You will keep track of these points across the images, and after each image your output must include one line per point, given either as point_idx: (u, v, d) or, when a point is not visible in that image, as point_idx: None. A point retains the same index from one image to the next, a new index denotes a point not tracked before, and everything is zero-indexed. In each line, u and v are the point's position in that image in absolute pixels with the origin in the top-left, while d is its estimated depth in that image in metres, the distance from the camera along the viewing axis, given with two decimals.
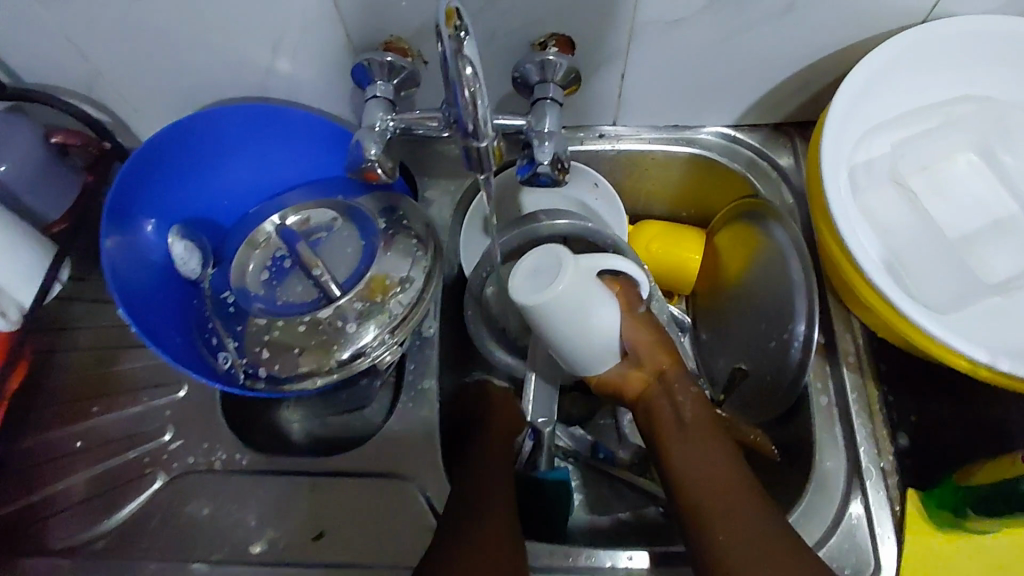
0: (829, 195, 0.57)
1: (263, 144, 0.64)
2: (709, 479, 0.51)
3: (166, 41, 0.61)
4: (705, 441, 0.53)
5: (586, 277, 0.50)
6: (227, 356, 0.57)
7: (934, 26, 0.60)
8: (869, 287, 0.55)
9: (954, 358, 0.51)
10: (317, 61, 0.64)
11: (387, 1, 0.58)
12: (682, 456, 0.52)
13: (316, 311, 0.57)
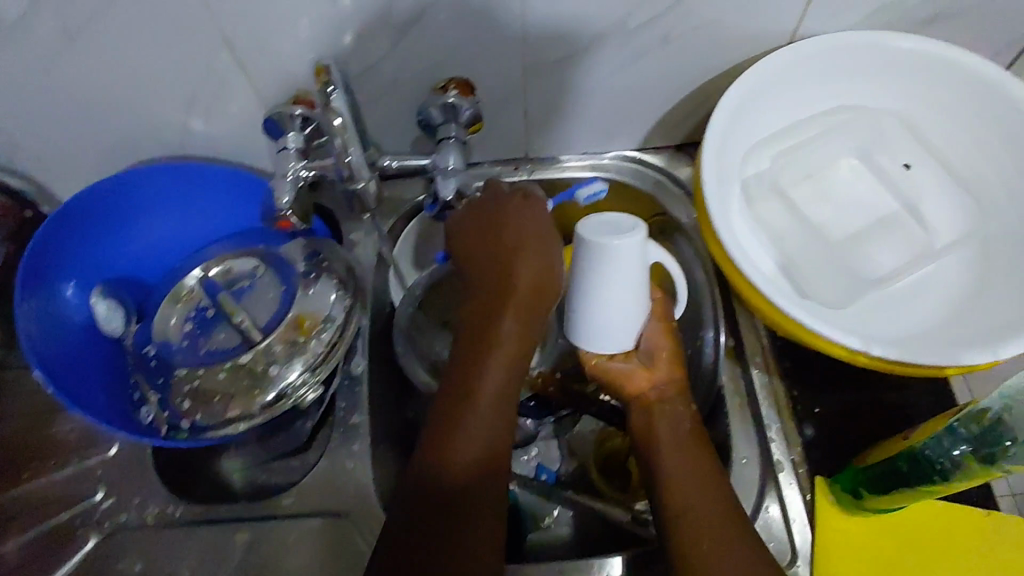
0: (712, 210, 0.60)
1: (180, 197, 0.66)
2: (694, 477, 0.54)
3: (80, 110, 0.64)
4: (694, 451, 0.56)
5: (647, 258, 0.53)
6: (150, 410, 0.58)
7: (799, 45, 0.64)
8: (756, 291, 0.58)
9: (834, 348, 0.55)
10: (230, 118, 0.67)
11: (288, 58, 0.61)
12: (677, 453, 0.56)
13: (237, 356, 0.59)
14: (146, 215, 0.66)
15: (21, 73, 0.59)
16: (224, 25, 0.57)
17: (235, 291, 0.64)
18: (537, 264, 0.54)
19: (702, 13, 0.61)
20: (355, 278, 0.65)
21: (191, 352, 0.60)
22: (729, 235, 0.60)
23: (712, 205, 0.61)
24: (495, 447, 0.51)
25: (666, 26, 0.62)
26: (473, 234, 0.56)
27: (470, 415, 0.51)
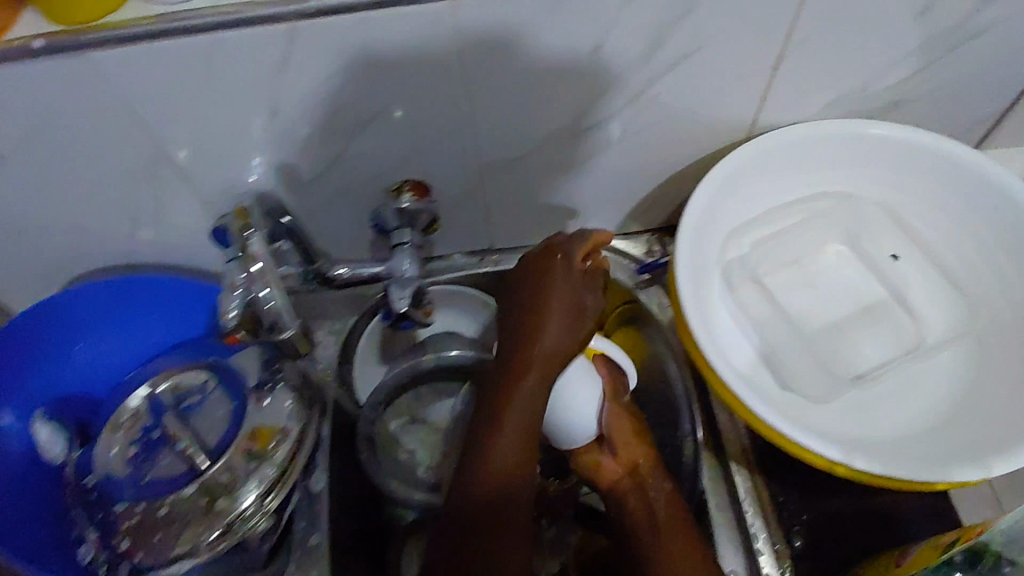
0: (683, 299, 0.57)
1: (129, 313, 0.64)
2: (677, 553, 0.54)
3: (19, 228, 0.62)
4: (677, 537, 0.55)
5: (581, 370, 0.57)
6: (88, 550, 0.54)
7: (775, 133, 0.62)
8: (732, 394, 0.53)
9: (812, 456, 0.51)
10: (180, 227, 0.65)
11: (235, 169, 0.60)
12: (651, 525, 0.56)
13: (181, 489, 0.55)
14: (88, 334, 0.64)
15: None
16: (165, 143, 0.56)
17: (182, 410, 0.61)
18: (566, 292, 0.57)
19: (656, 110, 0.60)
20: (303, 390, 0.61)
21: (130, 482, 0.56)
22: (702, 326, 0.55)
23: (682, 295, 0.57)
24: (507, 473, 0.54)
25: (622, 122, 0.60)
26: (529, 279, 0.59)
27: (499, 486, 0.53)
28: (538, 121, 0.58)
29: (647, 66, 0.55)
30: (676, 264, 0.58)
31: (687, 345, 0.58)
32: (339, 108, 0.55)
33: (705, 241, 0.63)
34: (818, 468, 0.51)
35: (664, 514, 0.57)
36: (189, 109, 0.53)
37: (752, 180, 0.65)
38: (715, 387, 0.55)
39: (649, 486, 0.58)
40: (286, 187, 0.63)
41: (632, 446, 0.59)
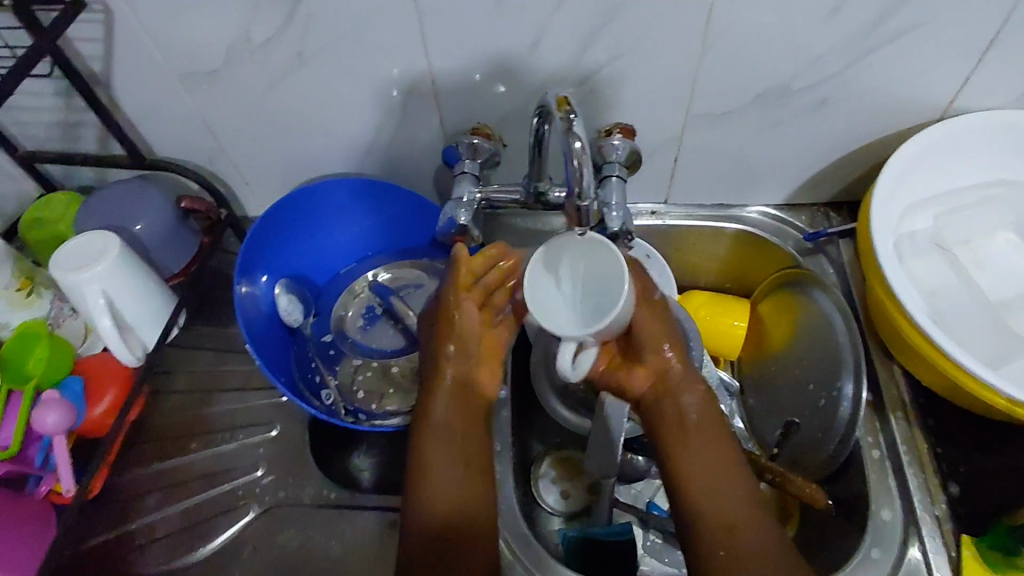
0: (879, 252, 0.63)
1: (362, 211, 0.72)
2: (722, 505, 0.55)
3: (285, 124, 0.73)
4: (710, 442, 0.58)
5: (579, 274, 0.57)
6: (330, 394, 0.65)
7: (966, 117, 0.67)
8: (923, 338, 0.60)
9: (997, 398, 0.57)
10: (409, 141, 0.75)
11: (478, 94, 0.69)
12: (713, 470, 0.57)
13: (406, 355, 0.67)
14: (324, 224, 0.72)
15: (252, 84, 0.68)
16: (433, 59, 0.65)
17: (405, 295, 0.70)
18: (650, 317, 0.60)
19: (865, 81, 0.66)
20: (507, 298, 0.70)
21: (365, 345, 0.68)
22: (898, 277, 0.62)
23: (880, 250, 0.63)
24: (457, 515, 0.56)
25: (827, 90, 0.67)
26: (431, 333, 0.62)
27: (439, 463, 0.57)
28: (751, 79, 0.66)
29: (866, 38, 0.62)
30: (873, 227, 0.64)
31: (877, 296, 0.64)
32: (587, 46, 0.63)
33: (891, 211, 0.69)
34: (998, 410, 0.57)
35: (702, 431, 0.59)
36: (469, 30, 0.62)
37: (937, 160, 0.70)
38: (905, 331, 0.62)
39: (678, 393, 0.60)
40: (513, 117, 0.71)
41: (667, 387, 0.60)
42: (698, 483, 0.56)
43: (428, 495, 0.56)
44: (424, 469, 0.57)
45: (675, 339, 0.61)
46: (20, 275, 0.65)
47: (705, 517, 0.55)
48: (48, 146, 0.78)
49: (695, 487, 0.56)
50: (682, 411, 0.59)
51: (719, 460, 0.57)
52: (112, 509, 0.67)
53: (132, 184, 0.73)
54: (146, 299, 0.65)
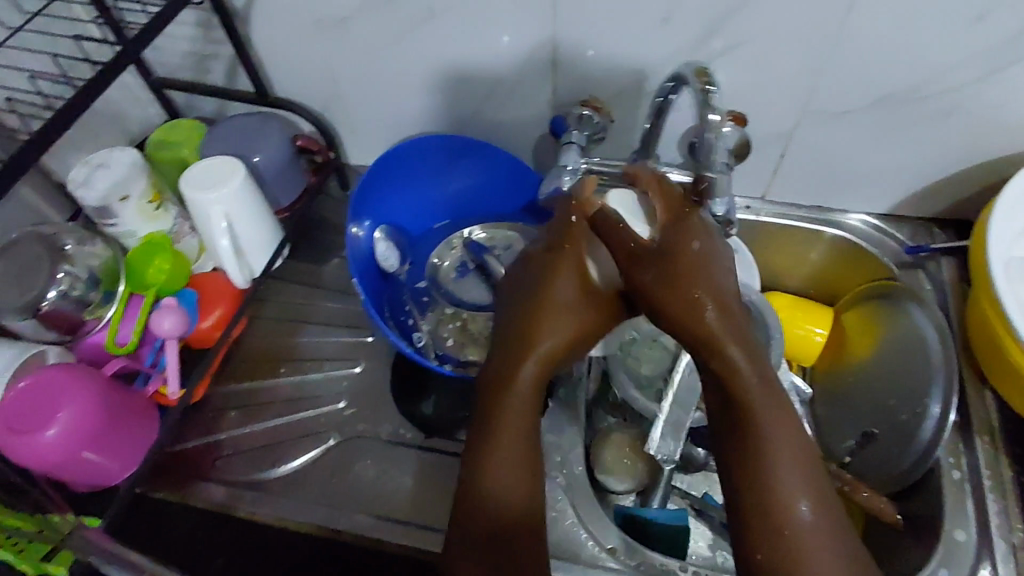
0: (995, 272, 0.61)
1: (464, 169, 0.74)
2: (761, 504, 0.47)
3: (403, 77, 0.75)
4: (756, 428, 0.49)
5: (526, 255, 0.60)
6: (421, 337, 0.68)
7: None
8: None
9: None
10: (518, 107, 0.76)
11: (596, 66, 0.70)
12: (767, 468, 0.48)
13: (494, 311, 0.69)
14: (427, 177, 0.74)
15: (380, 33, 0.71)
16: (559, 27, 0.66)
17: (498, 253, 0.72)
18: (711, 287, 0.51)
19: (1000, 94, 0.63)
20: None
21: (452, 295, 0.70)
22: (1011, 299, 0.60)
23: (996, 269, 0.62)
24: (508, 506, 0.51)
25: (958, 100, 0.65)
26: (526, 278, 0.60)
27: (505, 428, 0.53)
28: (880, 80, 0.64)
29: (1011, 50, 0.60)
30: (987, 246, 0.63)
31: (986, 317, 0.63)
32: (716, 29, 0.63)
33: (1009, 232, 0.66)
34: None
35: (771, 416, 0.49)
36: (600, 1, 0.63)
37: None
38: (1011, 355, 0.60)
39: (727, 361, 0.50)
40: (626, 94, 0.72)
41: (703, 332, 0.50)
42: (744, 484, 0.48)
43: (499, 476, 0.51)
44: (482, 463, 0.52)
45: (713, 288, 0.51)
46: (152, 189, 0.67)
47: (754, 519, 0.47)
48: (178, 75, 0.82)
49: (759, 489, 0.47)
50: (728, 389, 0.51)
51: (765, 457, 0.48)
52: (204, 418, 0.71)
53: (254, 118, 0.77)
54: (258, 226, 0.69)
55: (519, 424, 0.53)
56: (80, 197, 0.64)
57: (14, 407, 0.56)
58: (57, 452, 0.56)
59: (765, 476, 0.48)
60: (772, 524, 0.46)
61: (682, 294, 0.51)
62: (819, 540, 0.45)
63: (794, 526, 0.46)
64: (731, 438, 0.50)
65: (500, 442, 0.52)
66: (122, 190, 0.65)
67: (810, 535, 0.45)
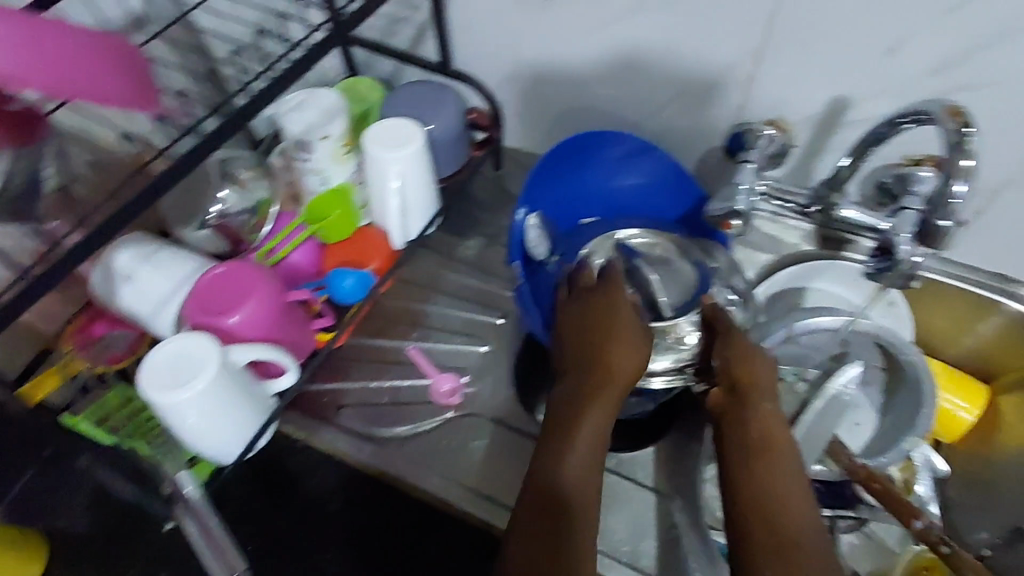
0: None
1: (627, 170, 0.74)
2: (789, 515, 0.51)
3: (587, 68, 0.75)
4: (753, 402, 0.56)
5: (228, 372, 0.56)
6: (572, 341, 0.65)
7: None
8: None
9: None
10: (695, 117, 0.74)
11: (794, 85, 0.66)
12: (775, 482, 0.52)
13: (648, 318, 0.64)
14: (585, 176, 0.74)
15: (578, 23, 0.71)
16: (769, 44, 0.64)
17: (653, 259, 0.69)
18: (763, 365, 0.57)
19: None
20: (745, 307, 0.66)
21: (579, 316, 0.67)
22: None
23: None
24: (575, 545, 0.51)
25: None
26: (579, 324, 0.62)
27: (588, 412, 0.57)
28: None
29: None
30: None
31: None
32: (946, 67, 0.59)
33: None
34: None
35: (787, 446, 0.54)
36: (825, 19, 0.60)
37: None
38: None
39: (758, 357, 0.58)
40: (821, 120, 0.68)
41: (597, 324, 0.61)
42: (760, 510, 0.51)
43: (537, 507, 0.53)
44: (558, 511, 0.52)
45: (729, 363, 0.58)
46: (348, 133, 0.69)
47: (756, 524, 0.51)
48: (365, 33, 0.84)
49: (779, 483, 0.52)
50: (757, 420, 0.55)
51: (776, 429, 0.55)
52: (335, 366, 0.74)
53: (432, 85, 0.79)
54: (423, 191, 0.69)
55: (575, 462, 0.55)
56: (285, 126, 0.67)
57: (205, 290, 0.61)
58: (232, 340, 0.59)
59: (825, 552, 0.49)
60: (765, 506, 0.51)
61: (761, 442, 0.54)
62: (817, 532, 0.50)
63: (781, 498, 0.51)
64: (743, 474, 0.53)
65: (547, 468, 0.54)
66: (322, 130, 0.66)
67: (794, 460, 0.53)
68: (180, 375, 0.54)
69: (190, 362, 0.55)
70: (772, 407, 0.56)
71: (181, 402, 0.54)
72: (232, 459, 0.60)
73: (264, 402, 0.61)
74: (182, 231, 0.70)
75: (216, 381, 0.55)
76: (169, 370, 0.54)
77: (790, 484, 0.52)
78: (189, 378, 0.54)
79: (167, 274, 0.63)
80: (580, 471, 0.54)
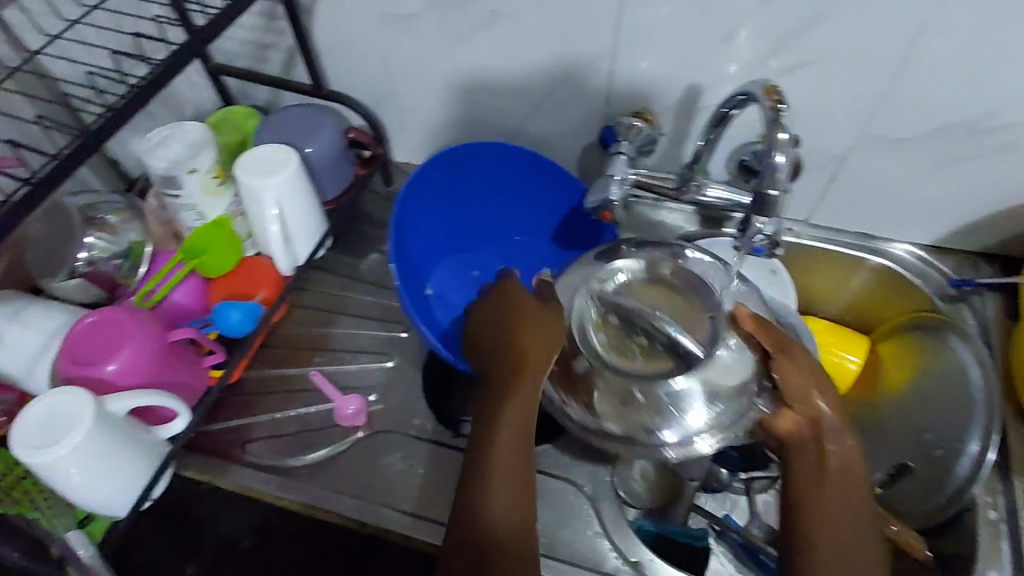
0: None
1: (504, 176, 0.77)
2: (849, 526, 0.51)
3: (458, 77, 0.77)
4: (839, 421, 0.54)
5: (108, 422, 0.54)
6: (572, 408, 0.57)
7: None
8: None
9: None
10: (567, 115, 0.77)
11: (650, 76, 0.69)
12: (849, 501, 0.52)
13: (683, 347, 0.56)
14: (448, 216, 0.77)
15: (440, 35, 0.72)
16: (619, 42, 0.67)
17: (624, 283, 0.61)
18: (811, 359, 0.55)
19: None
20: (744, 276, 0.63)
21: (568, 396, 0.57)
22: None
23: None
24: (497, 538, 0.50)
25: (1017, 135, 0.64)
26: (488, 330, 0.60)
27: (795, 452, 0.54)
28: (937, 110, 0.63)
29: None
30: None
31: None
32: (779, 48, 0.63)
33: None
34: None
35: (848, 458, 0.53)
36: (665, 14, 0.63)
37: None
38: None
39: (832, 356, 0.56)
40: (680, 107, 0.71)
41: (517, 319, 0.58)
42: (828, 528, 0.51)
43: (485, 508, 0.51)
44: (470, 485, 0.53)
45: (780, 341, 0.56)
46: (219, 164, 0.68)
47: (822, 537, 0.51)
48: (236, 63, 0.83)
49: (835, 497, 0.52)
50: (835, 457, 0.53)
51: (849, 447, 0.53)
52: (240, 400, 0.72)
53: (308, 108, 0.79)
54: (305, 215, 0.69)
55: (860, 552, 0.50)
56: (149, 166, 0.65)
57: (82, 343, 0.59)
58: (114, 390, 0.58)
59: (853, 558, 0.50)
60: (840, 525, 0.51)
61: (835, 469, 0.53)
62: (853, 542, 0.51)
63: (845, 508, 0.52)
64: (793, 482, 0.53)
65: (492, 463, 0.53)
66: (189, 164, 0.65)
67: (858, 476, 0.53)
68: (54, 432, 0.52)
69: (63, 418, 0.52)
70: (851, 441, 0.53)
71: (60, 458, 0.51)
72: (128, 512, 0.58)
73: (157, 445, 0.59)
74: (53, 284, 0.68)
75: (95, 431, 0.53)
76: (43, 431, 0.52)
77: (849, 500, 0.52)
78: (64, 434, 0.52)
79: (38, 331, 0.61)
80: (510, 469, 0.53)
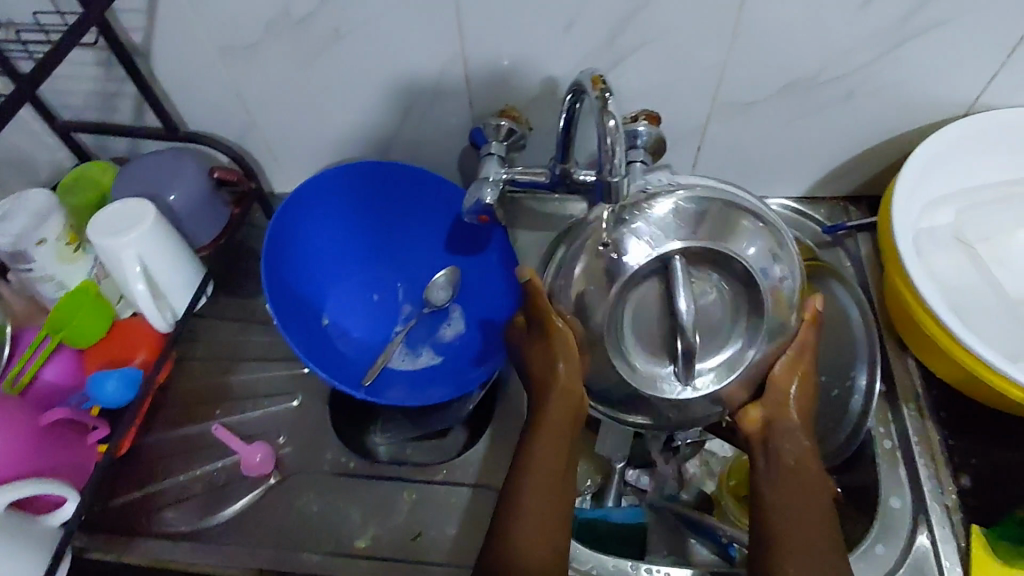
0: (901, 244, 0.64)
1: (385, 196, 0.75)
2: (802, 530, 0.50)
3: (318, 100, 0.75)
4: (795, 430, 0.55)
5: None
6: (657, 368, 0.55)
7: (989, 115, 0.68)
8: (941, 327, 0.61)
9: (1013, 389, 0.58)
10: (436, 122, 0.76)
11: (505, 74, 0.69)
12: (801, 497, 0.52)
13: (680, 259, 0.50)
14: (331, 243, 0.76)
15: (288, 60, 0.70)
16: (467, 45, 0.67)
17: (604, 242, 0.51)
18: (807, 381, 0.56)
19: (892, 75, 0.66)
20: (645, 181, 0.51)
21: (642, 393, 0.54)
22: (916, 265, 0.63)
23: (898, 232, 0.65)
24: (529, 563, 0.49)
25: (853, 83, 0.67)
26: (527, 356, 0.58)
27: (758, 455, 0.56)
28: (776, 71, 0.66)
29: (899, 30, 0.62)
30: (892, 223, 0.65)
31: (891, 277, 0.66)
32: (620, 33, 0.64)
33: (914, 201, 0.69)
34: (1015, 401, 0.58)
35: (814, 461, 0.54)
36: (504, 12, 0.63)
37: (960, 158, 0.70)
38: (923, 320, 0.63)
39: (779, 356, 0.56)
40: (542, 100, 0.72)
41: (544, 382, 0.56)
42: (797, 532, 0.50)
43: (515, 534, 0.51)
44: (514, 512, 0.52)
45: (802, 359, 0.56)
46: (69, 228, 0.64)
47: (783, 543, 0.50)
48: (84, 116, 0.78)
49: (780, 501, 0.52)
50: (788, 453, 0.54)
51: (798, 449, 0.54)
52: (138, 469, 0.69)
53: (168, 153, 0.75)
54: (175, 265, 0.66)
55: (802, 534, 0.50)
56: None
57: None
58: None
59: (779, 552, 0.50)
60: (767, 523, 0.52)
61: (790, 468, 0.54)
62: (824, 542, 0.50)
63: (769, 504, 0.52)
64: (774, 494, 0.53)
65: (797, 525, 0.51)
66: (37, 233, 0.62)
67: (820, 477, 0.53)
68: None
69: None
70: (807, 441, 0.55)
71: None
72: None
73: (47, 536, 0.56)
74: None
75: None
76: None
77: (786, 497, 0.52)
78: None
79: None
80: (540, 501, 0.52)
